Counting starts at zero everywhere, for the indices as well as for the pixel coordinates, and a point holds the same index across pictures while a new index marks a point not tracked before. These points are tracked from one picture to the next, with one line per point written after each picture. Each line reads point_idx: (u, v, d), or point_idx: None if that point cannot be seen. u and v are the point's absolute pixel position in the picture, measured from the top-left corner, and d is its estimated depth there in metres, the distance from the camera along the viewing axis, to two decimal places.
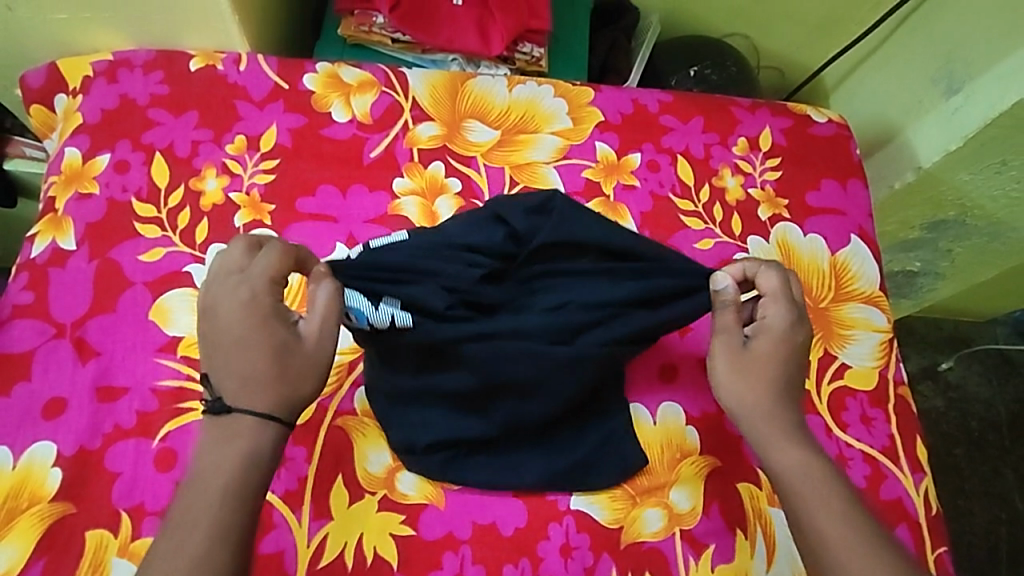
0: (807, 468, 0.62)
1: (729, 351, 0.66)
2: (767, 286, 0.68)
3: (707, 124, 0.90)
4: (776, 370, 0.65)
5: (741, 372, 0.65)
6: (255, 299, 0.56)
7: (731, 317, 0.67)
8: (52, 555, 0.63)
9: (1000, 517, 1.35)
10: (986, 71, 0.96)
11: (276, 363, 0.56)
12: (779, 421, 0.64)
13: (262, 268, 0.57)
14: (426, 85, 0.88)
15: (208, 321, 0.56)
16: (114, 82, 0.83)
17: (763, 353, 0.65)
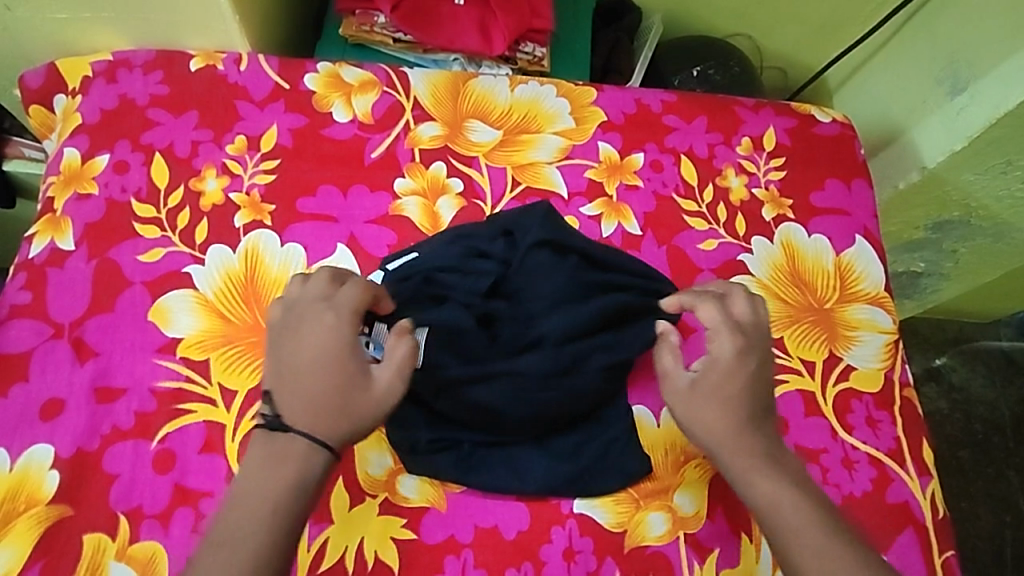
0: (779, 497, 0.62)
1: (675, 394, 0.66)
2: (706, 320, 0.66)
3: (711, 124, 0.90)
4: (728, 403, 0.64)
5: (692, 414, 0.64)
6: (335, 330, 0.60)
7: (670, 359, 0.67)
8: (50, 558, 0.62)
9: (1005, 520, 1.34)
10: (991, 70, 0.95)
11: (341, 394, 0.58)
12: (744, 450, 0.63)
13: (348, 299, 0.61)
14: (428, 85, 0.87)
15: (288, 344, 0.60)
16: (114, 82, 0.83)
17: (713, 389, 0.64)
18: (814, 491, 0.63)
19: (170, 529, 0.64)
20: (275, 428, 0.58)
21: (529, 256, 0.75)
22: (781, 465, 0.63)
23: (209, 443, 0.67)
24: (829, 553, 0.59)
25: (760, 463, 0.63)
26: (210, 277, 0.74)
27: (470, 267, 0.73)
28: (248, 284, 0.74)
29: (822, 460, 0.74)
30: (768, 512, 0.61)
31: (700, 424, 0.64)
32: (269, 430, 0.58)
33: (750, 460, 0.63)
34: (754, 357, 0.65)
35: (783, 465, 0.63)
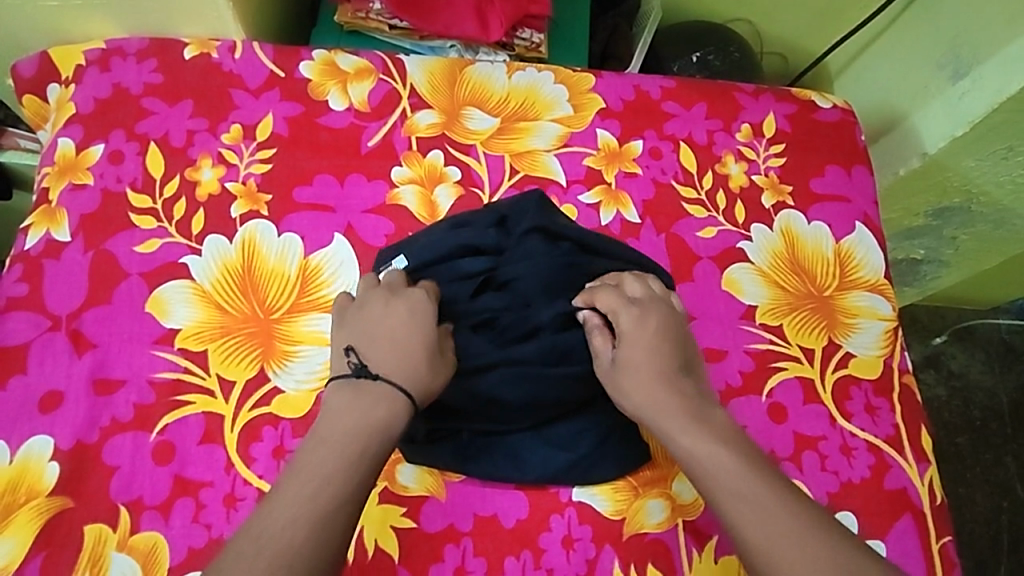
0: (711, 456, 0.59)
1: (602, 373, 0.66)
2: (608, 300, 0.66)
3: (710, 110, 0.89)
4: (649, 375, 0.63)
5: (617, 390, 0.64)
6: (425, 305, 0.64)
7: (597, 340, 0.66)
8: (51, 549, 0.63)
9: (1002, 505, 1.34)
10: (993, 55, 0.94)
11: (424, 359, 0.61)
12: (673, 418, 0.61)
13: (433, 289, 0.67)
14: (424, 72, 0.86)
15: (383, 306, 0.63)
16: (107, 71, 0.82)
17: (628, 364, 0.64)
18: (746, 447, 0.61)
19: (170, 519, 0.64)
20: (361, 375, 0.59)
21: (523, 243, 0.73)
22: (710, 424, 0.61)
23: (208, 434, 0.67)
24: (763, 509, 0.57)
25: (687, 425, 0.61)
26: (208, 268, 0.74)
27: (462, 262, 0.71)
28: (245, 274, 0.74)
29: (820, 447, 0.74)
30: (701, 475, 0.59)
31: (629, 401, 0.64)
32: (356, 377, 0.59)
33: (679, 424, 0.61)
34: (657, 325, 0.65)
35: (712, 423, 0.61)
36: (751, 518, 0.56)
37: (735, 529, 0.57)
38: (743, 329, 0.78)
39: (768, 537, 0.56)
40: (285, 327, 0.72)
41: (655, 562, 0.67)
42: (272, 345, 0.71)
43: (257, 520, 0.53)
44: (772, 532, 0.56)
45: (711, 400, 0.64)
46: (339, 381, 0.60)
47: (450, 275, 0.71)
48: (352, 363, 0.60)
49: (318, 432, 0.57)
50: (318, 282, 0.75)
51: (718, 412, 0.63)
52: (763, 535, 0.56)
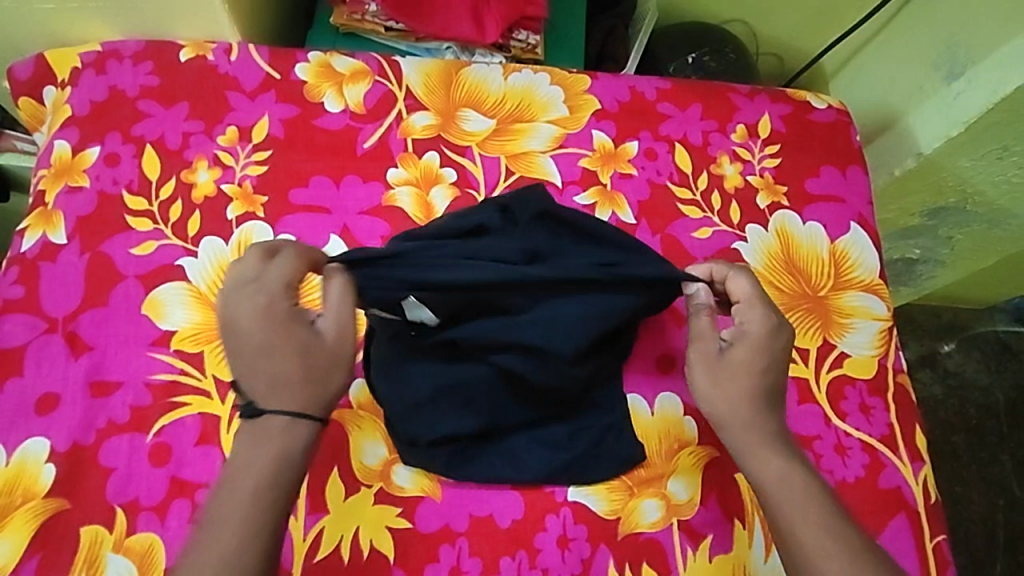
0: (789, 476, 0.62)
1: (704, 355, 0.66)
2: (739, 294, 0.68)
3: (706, 111, 0.89)
4: (750, 380, 0.64)
5: (716, 380, 0.65)
6: (272, 308, 0.56)
7: (706, 324, 0.67)
8: (48, 550, 0.63)
9: (998, 504, 1.35)
10: (988, 55, 0.94)
11: (305, 367, 0.56)
12: (762, 427, 0.63)
13: (274, 274, 0.57)
14: (420, 73, 0.86)
15: (234, 330, 0.57)
16: (103, 74, 0.82)
17: (737, 362, 0.65)
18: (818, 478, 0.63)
19: (166, 520, 0.65)
20: (251, 414, 0.56)
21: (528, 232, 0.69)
22: (795, 450, 0.64)
23: (203, 436, 0.68)
24: (829, 533, 0.59)
25: (772, 440, 0.63)
26: (204, 270, 0.74)
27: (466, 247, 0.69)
28: None
29: (815, 447, 0.74)
30: (776, 486, 0.61)
31: (722, 390, 0.64)
32: (249, 419, 0.56)
33: (764, 434, 0.63)
34: (784, 344, 0.66)
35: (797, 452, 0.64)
36: (814, 536, 0.58)
37: (793, 540, 0.59)
38: None
39: (827, 555, 0.58)
40: None
41: (650, 562, 0.68)
42: None
43: (207, 524, 0.54)
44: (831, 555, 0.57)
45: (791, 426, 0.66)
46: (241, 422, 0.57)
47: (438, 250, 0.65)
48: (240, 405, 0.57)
49: (246, 438, 0.56)
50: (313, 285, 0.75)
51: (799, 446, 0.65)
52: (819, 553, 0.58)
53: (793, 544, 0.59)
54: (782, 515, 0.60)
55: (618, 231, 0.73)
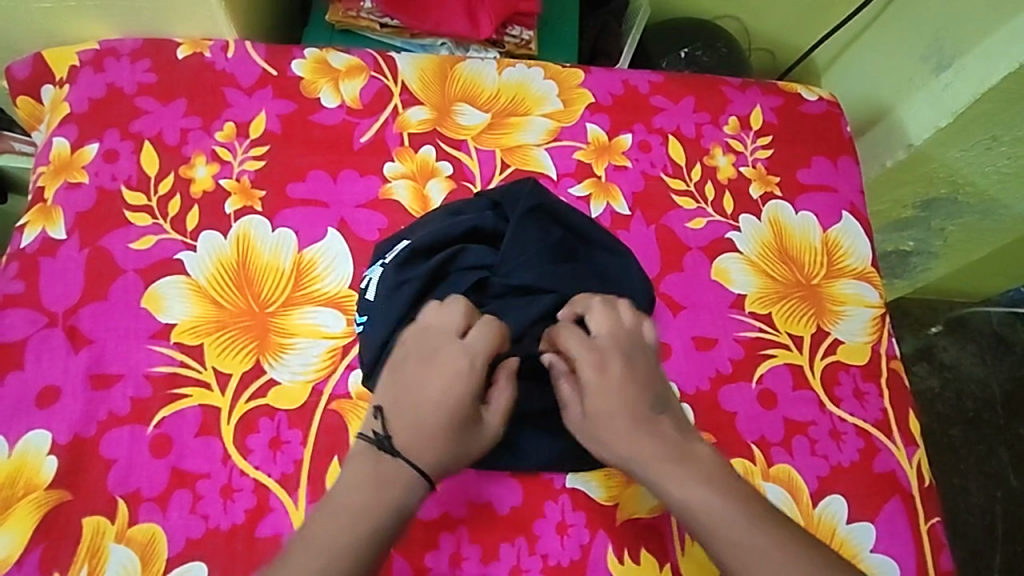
0: (691, 497, 0.61)
1: (573, 426, 0.66)
2: (569, 343, 0.66)
3: (698, 104, 0.90)
4: (616, 427, 0.63)
5: (594, 440, 0.65)
6: (462, 378, 0.62)
7: (563, 392, 0.66)
8: (50, 541, 0.63)
9: (996, 495, 1.36)
10: (972, 48, 0.95)
11: (457, 438, 0.61)
12: (649, 453, 0.62)
13: (480, 344, 0.63)
14: (416, 69, 0.87)
15: (417, 372, 0.62)
16: (101, 71, 0.83)
17: (597, 412, 0.64)
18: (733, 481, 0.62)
19: (167, 511, 0.65)
20: (383, 447, 0.60)
21: (521, 226, 0.72)
22: (688, 459, 0.62)
23: (204, 427, 0.68)
24: (748, 544, 0.58)
25: (663, 469, 0.62)
26: (203, 263, 0.75)
27: (466, 255, 0.72)
28: (240, 269, 0.75)
29: (810, 432, 0.75)
30: (684, 512, 0.61)
31: (604, 451, 0.64)
32: (376, 447, 0.61)
33: (655, 467, 0.62)
34: (622, 368, 0.65)
35: (696, 459, 0.62)
36: (729, 550, 0.59)
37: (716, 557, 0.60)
38: (732, 317, 0.79)
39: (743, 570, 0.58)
40: (280, 320, 0.73)
41: (649, 547, 0.68)
42: (267, 338, 0.72)
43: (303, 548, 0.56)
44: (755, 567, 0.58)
45: (688, 433, 0.65)
46: (364, 442, 0.62)
47: (450, 286, 0.71)
48: (373, 430, 0.61)
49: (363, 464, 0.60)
50: (312, 277, 0.76)
51: (698, 446, 0.64)
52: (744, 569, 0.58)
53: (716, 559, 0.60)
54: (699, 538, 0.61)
55: (601, 230, 0.76)
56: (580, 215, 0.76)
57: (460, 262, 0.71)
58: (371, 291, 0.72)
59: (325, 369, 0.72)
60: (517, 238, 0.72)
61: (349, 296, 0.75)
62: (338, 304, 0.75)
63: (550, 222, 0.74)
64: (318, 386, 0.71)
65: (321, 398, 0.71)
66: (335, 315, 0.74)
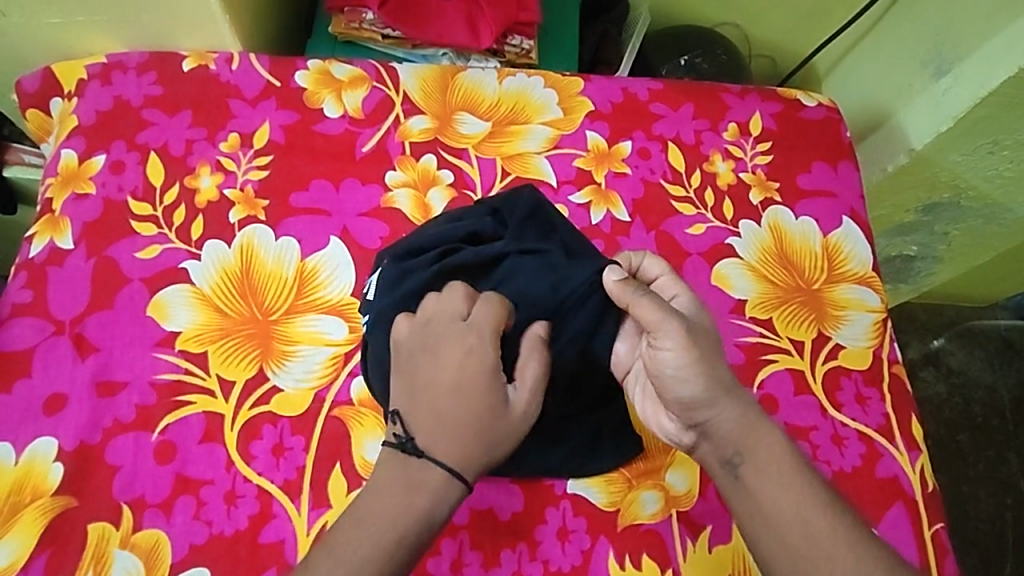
0: (768, 453, 0.62)
1: (687, 336, 0.60)
2: (652, 270, 0.68)
3: (698, 110, 0.91)
4: (716, 353, 0.62)
5: (705, 352, 0.61)
6: (477, 358, 0.60)
7: (652, 308, 0.60)
8: (56, 546, 0.64)
9: (1005, 502, 1.34)
10: (972, 52, 0.95)
11: (482, 421, 0.59)
12: (746, 399, 0.63)
13: (484, 317, 0.62)
14: (417, 79, 0.88)
15: (429, 356, 0.61)
16: (109, 84, 0.84)
17: (699, 331, 0.62)
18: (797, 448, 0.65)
19: (171, 517, 0.66)
20: (407, 449, 0.60)
21: (520, 231, 0.72)
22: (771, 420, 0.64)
23: (208, 433, 0.69)
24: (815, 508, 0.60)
25: (747, 419, 0.62)
26: (207, 271, 0.76)
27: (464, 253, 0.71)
28: (244, 278, 0.76)
29: (812, 437, 0.75)
30: (768, 464, 0.61)
31: (704, 376, 0.60)
32: (401, 451, 0.60)
33: (744, 415, 0.62)
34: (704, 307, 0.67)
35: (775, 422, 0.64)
36: (802, 512, 0.59)
37: (776, 521, 0.60)
38: (733, 322, 0.79)
39: (824, 526, 0.59)
40: (283, 328, 0.74)
41: (650, 554, 0.68)
42: (270, 346, 0.73)
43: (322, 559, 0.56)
44: (823, 534, 0.59)
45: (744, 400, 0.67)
46: (388, 447, 0.61)
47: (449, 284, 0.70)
48: (396, 434, 0.61)
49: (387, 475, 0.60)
50: (315, 284, 0.76)
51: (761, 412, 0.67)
52: (824, 522, 0.59)
53: (776, 523, 0.60)
54: (763, 496, 0.61)
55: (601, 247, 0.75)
56: (576, 228, 0.75)
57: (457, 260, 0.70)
58: (371, 293, 0.73)
59: (327, 376, 0.72)
60: (516, 239, 0.72)
61: (352, 304, 0.76)
62: (341, 312, 0.75)
63: (547, 228, 0.73)
64: (321, 393, 0.72)
65: (323, 404, 0.71)
66: (335, 322, 0.75)
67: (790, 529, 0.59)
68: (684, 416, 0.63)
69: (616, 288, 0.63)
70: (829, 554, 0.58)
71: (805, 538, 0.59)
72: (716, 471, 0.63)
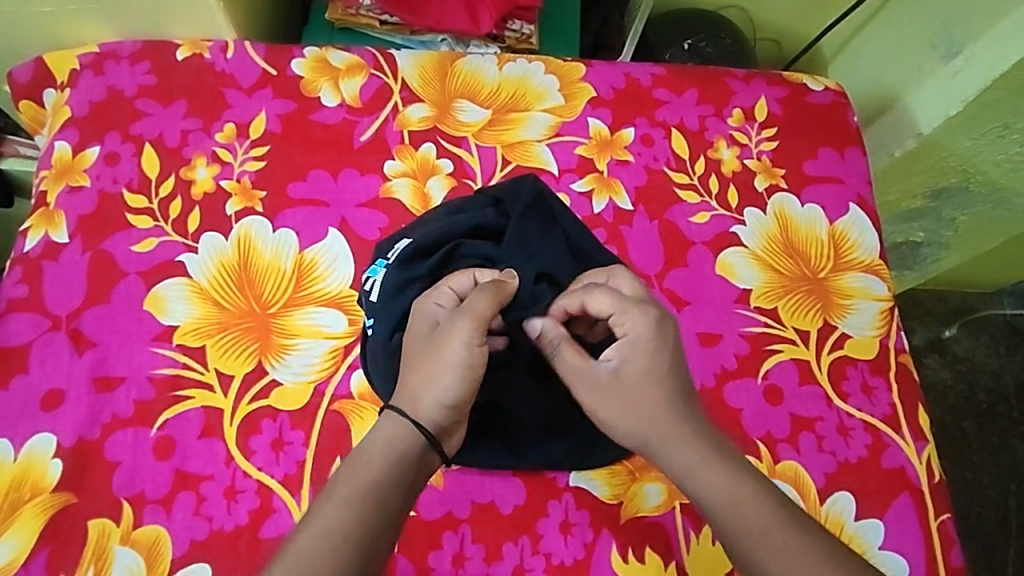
0: (725, 490, 0.58)
1: (600, 387, 0.60)
2: (603, 307, 0.61)
3: (702, 96, 0.89)
4: (642, 400, 0.59)
5: (617, 393, 0.60)
6: (423, 314, 0.61)
7: (571, 360, 0.61)
8: (57, 542, 0.64)
9: (1010, 488, 1.34)
10: (985, 32, 0.92)
11: (422, 366, 0.58)
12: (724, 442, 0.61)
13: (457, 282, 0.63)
14: (415, 66, 0.87)
15: (414, 334, 0.60)
16: (101, 74, 0.83)
17: (618, 385, 0.59)
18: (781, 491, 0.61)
19: (171, 513, 0.65)
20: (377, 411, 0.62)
21: (522, 223, 0.71)
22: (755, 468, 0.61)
23: (207, 428, 0.68)
24: (796, 551, 0.56)
25: (686, 462, 0.59)
26: (204, 265, 0.75)
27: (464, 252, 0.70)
28: (241, 271, 0.75)
29: (817, 428, 0.74)
30: (746, 500, 0.58)
31: (627, 419, 0.59)
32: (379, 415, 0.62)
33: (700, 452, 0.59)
34: (673, 337, 0.61)
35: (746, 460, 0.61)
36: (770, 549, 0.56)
37: (754, 559, 0.57)
38: (737, 312, 0.78)
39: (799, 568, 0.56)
40: (281, 321, 0.73)
41: (653, 546, 0.68)
42: (269, 339, 0.72)
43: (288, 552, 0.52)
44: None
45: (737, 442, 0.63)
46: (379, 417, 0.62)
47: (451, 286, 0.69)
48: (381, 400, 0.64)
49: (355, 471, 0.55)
50: (313, 277, 0.75)
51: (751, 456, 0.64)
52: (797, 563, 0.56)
53: (754, 563, 0.57)
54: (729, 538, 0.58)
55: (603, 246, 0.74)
56: (578, 221, 0.74)
57: (461, 260, 0.70)
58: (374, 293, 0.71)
59: (327, 369, 0.72)
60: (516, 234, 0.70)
61: (351, 297, 0.75)
62: (340, 304, 0.74)
63: (549, 223, 0.72)
64: (320, 387, 0.71)
65: (323, 398, 0.71)
66: (334, 315, 0.74)
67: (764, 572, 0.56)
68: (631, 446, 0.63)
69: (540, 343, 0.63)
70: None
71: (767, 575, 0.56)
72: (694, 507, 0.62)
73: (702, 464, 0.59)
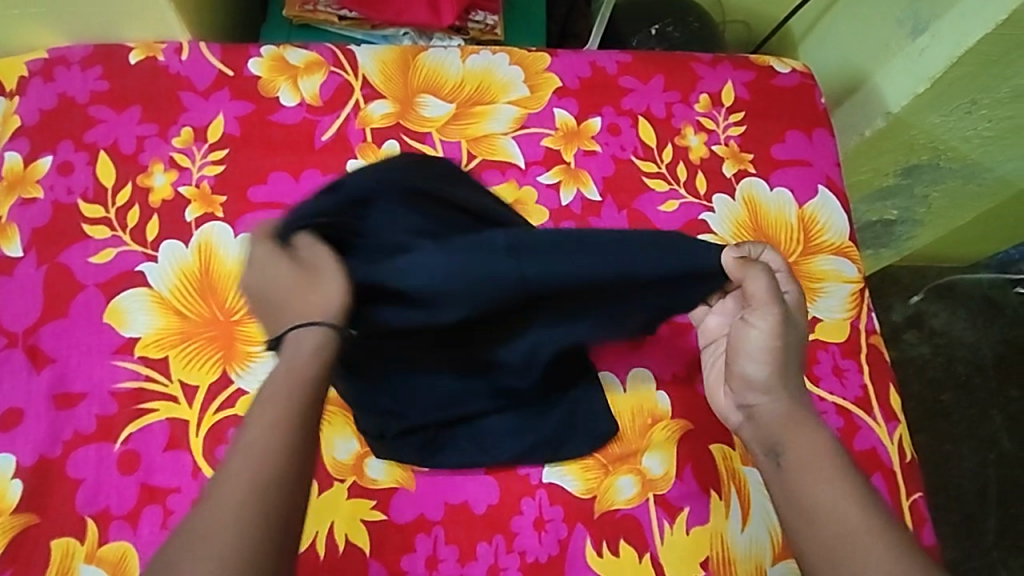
0: (824, 451, 0.59)
1: (777, 322, 0.60)
2: (774, 262, 0.65)
3: (668, 82, 0.88)
4: (796, 350, 0.62)
5: (785, 330, 0.61)
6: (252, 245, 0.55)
7: (767, 286, 0.60)
8: (21, 563, 0.63)
9: (989, 459, 1.35)
10: (950, 7, 0.91)
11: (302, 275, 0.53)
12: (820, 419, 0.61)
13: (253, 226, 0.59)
14: (375, 61, 0.85)
15: (263, 261, 0.54)
16: (51, 81, 0.80)
17: (794, 326, 0.62)
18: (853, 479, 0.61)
19: (138, 528, 0.64)
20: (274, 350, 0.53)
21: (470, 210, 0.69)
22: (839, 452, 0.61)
23: (173, 440, 0.67)
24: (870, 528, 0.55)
25: (798, 413, 0.60)
26: (164, 274, 0.73)
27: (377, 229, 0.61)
28: (203, 278, 0.73)
29: None
30: (832, 470, 0.58)
31: (778, 361, 0.61)
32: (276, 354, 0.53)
33: (799, 412, 0.60)
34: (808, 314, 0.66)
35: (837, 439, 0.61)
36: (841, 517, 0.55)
37: (826, 521, 0.56)
38: None
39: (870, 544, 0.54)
40: (246, 328, 0.72)
41: (627, 539, 0.67)
42: (234, 347, 0.71)
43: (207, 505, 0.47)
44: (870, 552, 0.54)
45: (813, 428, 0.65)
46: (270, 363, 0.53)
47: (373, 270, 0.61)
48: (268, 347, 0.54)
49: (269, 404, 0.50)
50: None
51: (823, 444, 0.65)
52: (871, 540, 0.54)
53: (824, 524, 0.55)
54: (805, 491, 0.57)
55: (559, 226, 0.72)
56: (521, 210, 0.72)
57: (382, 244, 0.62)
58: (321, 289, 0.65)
59: None
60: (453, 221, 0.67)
61: None
62: None
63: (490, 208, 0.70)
64: None
65: None
66: None
67: (822, 530, 0.55)
68: (739, 391, 0.63)
69: (733, 264, 0.61)
70: (864, 564, 0.53)
71: (835, 542, 0.55)
72: (760, 459, 0.61)
73: (801, 427, 0.60)
